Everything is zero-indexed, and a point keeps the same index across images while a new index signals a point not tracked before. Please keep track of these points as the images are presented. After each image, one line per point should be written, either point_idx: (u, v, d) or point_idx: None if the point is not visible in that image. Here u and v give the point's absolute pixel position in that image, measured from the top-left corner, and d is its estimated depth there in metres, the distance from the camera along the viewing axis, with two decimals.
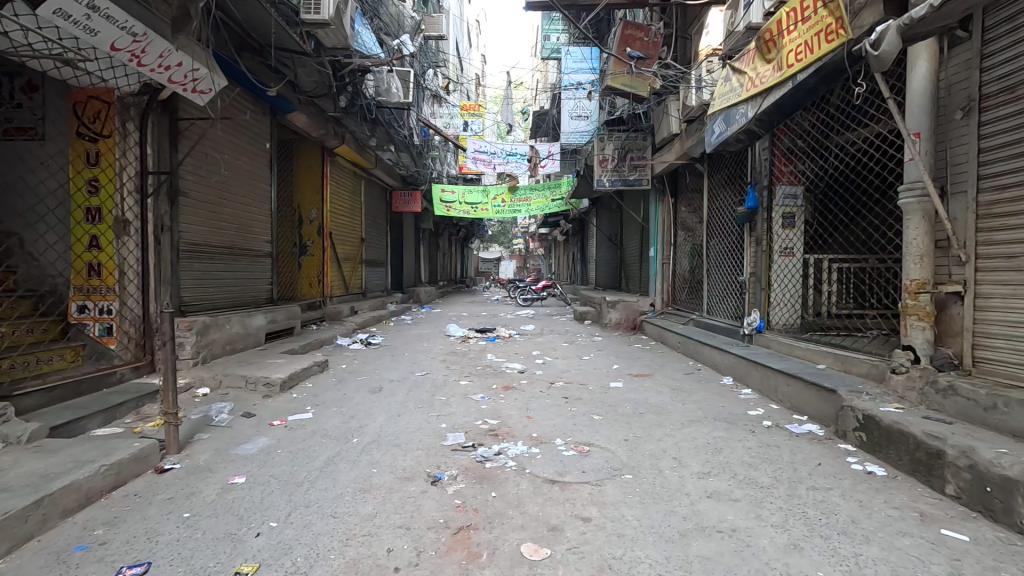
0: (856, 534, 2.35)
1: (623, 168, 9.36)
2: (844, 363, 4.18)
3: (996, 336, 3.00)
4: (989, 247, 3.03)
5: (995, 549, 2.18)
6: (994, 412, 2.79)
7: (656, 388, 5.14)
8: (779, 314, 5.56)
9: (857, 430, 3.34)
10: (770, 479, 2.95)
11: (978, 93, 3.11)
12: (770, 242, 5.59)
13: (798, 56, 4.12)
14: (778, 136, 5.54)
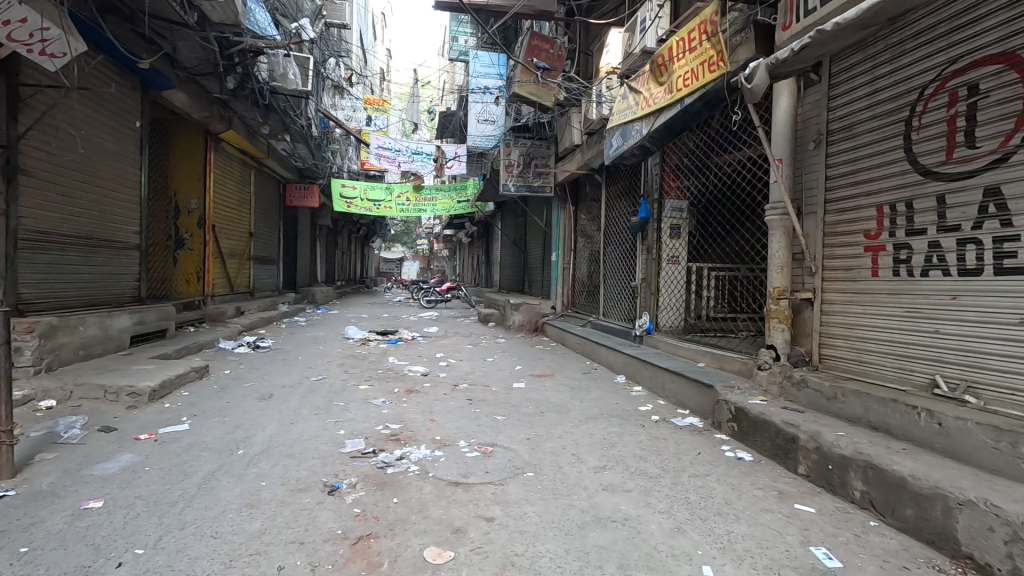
0: (729, 514, 2.62)
1: (528, 175, 9.61)
2: (719, 360, 4.66)
3: (836, 336, 3.52)
4: (832, 260, 3.56)
5: (835, 517, 2.56)
6: (835, 401, 3.27)
7: (556, 388, 5.34)
8: (667, 316, 6.09)
9: (730, 421, 3.74)
10: (658, 469, 3.20)
11: (826, 127, 3.64)
12: (659, 252, 6.04)
13: (686, 82, 4.52)
14: (667, 153, 6.01)
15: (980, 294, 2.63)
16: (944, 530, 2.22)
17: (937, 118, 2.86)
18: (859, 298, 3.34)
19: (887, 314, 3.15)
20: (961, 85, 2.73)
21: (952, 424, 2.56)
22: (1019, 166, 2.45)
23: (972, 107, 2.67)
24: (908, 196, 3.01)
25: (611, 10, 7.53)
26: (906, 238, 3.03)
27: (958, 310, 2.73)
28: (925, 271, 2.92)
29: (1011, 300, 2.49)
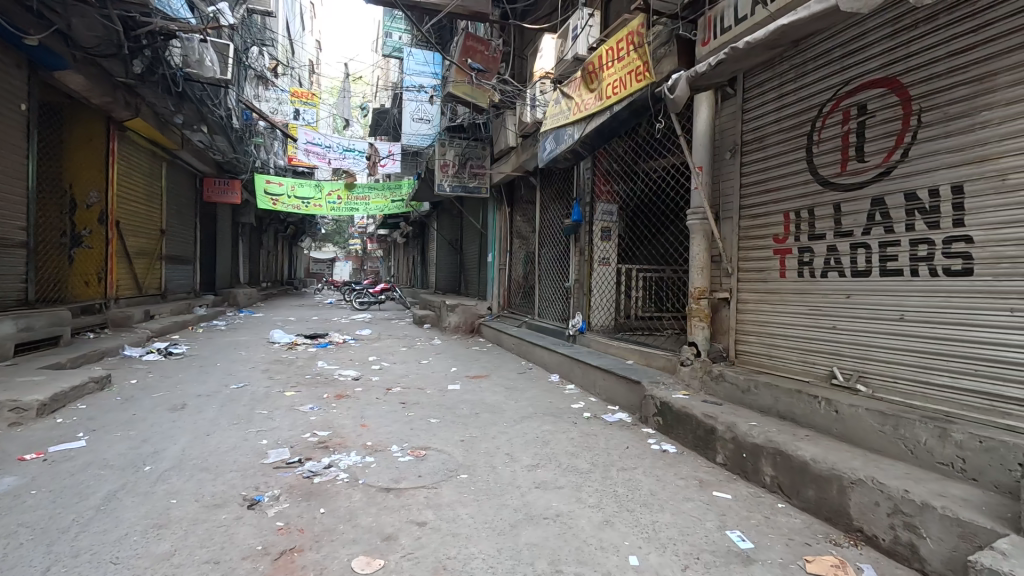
0: (654, 504, 2.75)
1: (463, 175, 9.56)
2: (646, 357, 4.87)
3: (750, 332, 3.79)
4: (746, 262, 3.82)
5: (748, 502, 2.76)
6: (748, 393, 3.51)
7: (491, 388, 5.36)
8: (599, 316, 6.22)
9: (656, 415, 3.92)
10: (588, 465, 3.29)
11: (740, 138, 3.90)
12: (591, 253, 6.16)
13: (615, 89, 4.68)
14: (598, 158, 6.18)
15: (870, 293, 2.92)
16: (840, 507, 2.45)
17: (834, 133, 3.14)
18: (770, 298, 3.61)
19: (793, 312, 3.42)
20: (853, 104, 3.02)
21: (846, 411, 2.82)
22: (900, 178, 2.74)
23: (862, 124, 2.96)
24: (811, 204, 3.29)
25: (546, 15, 7.66)
26: (808, 242, 3.31)
27: (851, 307, 3.02)
28: (824, 272, 3.21)
29: (894, 298, 2.78)
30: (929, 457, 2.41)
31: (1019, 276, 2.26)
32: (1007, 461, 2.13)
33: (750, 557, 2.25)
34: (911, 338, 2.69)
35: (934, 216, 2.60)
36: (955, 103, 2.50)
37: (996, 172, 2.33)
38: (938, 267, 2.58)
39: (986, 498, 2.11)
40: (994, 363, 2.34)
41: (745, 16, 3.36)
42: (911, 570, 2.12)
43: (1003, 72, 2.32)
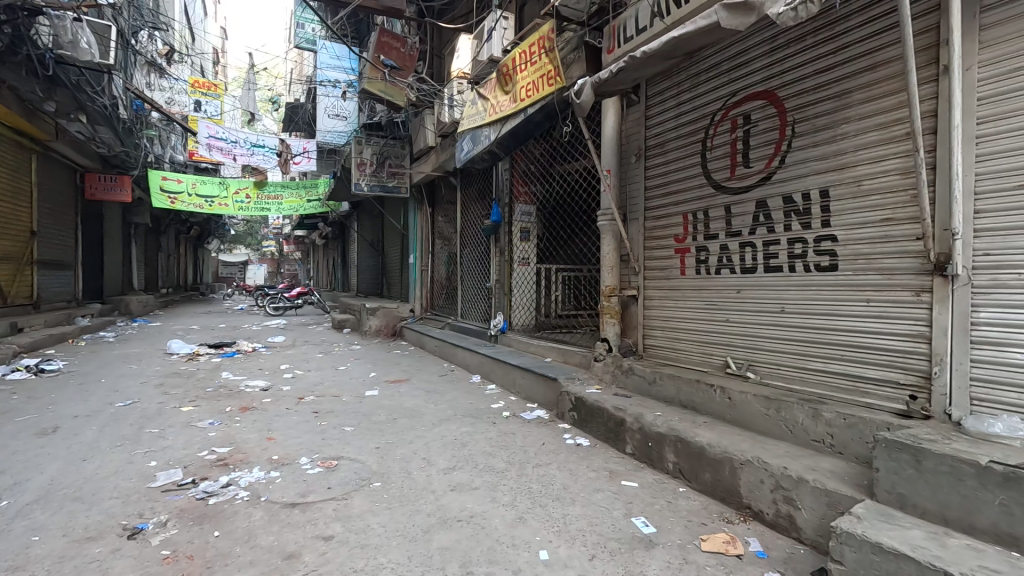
0: (566, 497, 2.82)
1: (381, 175, 9.28)
2: (563, 355, 5.00)
3: (655, 327, 4.01)
4: (652, 261, 4.04)
5: (652, 488, 2.91)
6: (654, 384, 3.71)
7: (410, 392, 5.25)
8: (519, 316, 6.32)
9: (571, 411, 4.03)
10: (504, 464, 3.31)
11: (644, 143, 4.11)
12: (510, 253, 6.27)
13: (528, 92, 4.74)
14: (515, 159, 6.30)
15: (755, 288, 3.18)
16: (732, 487, 2.64)
17: (724, 140, 3.39)
18: (673, 294, 3.83)
19: (692, 308, 3.65)
20: (739, 114, 3.28)
21: (738, 398, 3.05)
22: (778, 183, 3.01)
23: (747, 133, 3.22)
24: (705, 206, 3.52)
25: (462, 15, 7.64)
26: (704, 242, 3.55)
27: (740, 301, 3.28)
28: (718, 269, 3.45)
29: (775, 292, 3.06)
30: (805, 435, 2.66)
31: (873, 271, 2.55)
32: (865, 435, 2.41)
33: (652, 541, 2.36)
34: (790, 328, 2.96)
35: (806, 217, 2.88)
36: (820, 116, 2.78)
37: (852, 178, 2.63)
38: (810, 264, 2.86)
39: (849, 469, 2.37)
40: (855, 349, 2.63)
41: (644, 27, 3.54)
42: (790, 539, 2.34)
43: (856, 89, 2.62)
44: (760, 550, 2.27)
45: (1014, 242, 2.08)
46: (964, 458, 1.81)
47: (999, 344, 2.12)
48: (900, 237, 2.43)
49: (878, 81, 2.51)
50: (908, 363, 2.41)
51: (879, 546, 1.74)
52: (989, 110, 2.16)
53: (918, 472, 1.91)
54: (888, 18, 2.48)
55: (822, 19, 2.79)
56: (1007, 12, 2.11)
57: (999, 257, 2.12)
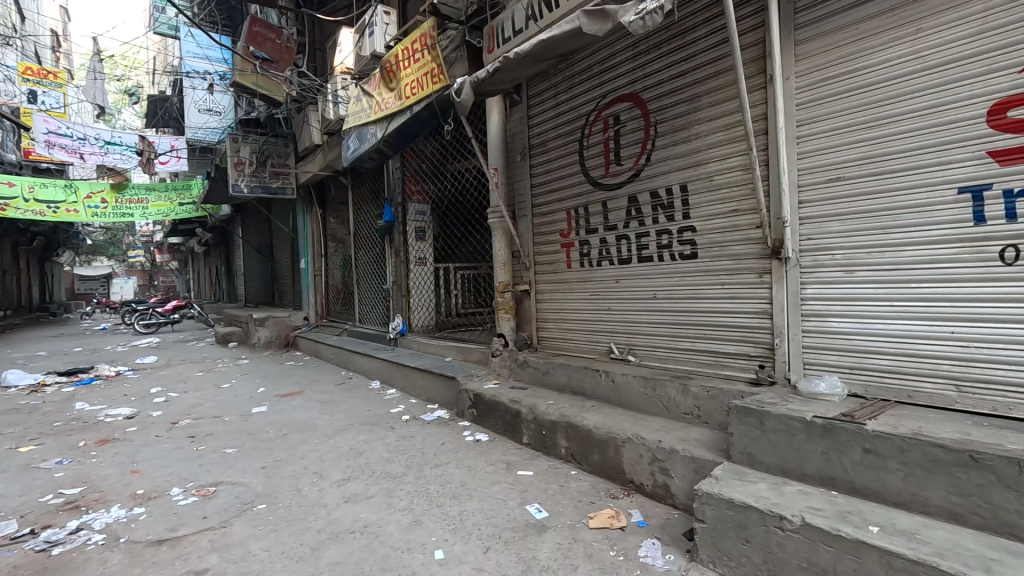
0: (463, 494, 2.84)
1: (263, 175, 8.62)
2: (462, 352, 5.02)
3: (547, 319, 4.16)
4: (541, 256, 4.18)
5: (547, 475, 3.02)
6: (546, 374, 3.85)
7: (304, 404, 4.97)
8: (418, 317, 6.22)
9: (470, 408, 4.05)
10: (402, 468, 3.25)
11: (528, 142, 4.24)
12: (406, 253, 6.13)
13: (413, 90, 4.68)
14: (407, 158, 6.20)
15: (632, 277, 3.41)
16: (616, 464, 2.82)
17: (598, 139, 3.59)
18: (561, 287, 3.99)
19: (579, 299, 3.84)
20: (609, 115, 3.49)
21: (620, 380, 3.26)
22: (645, 179, 3.26)
23: (618, 132, 3.44)
24: (585, 201, 3.70)
25: (343, 8, 7.35)
26: (585, 236, 3.73)
27: (619, 290, 3.50)
28: (599, 261, 3.65)
29: (648, 280, 3.31)
30: (677, 409, 2.92)
31: (725, 257, 2.86)
32: (724, 404, 2.69)
33: (544, 525, 2.46)
34: (662, 312, 3.22)
35: (670, 210, 3.14)
36: (676, 117, 3.05)
37: (705, 174, 2.92)
38: (675, 253, 3.13)
39: (713, 436, 2.64)
40: (715, 328, 2.93)
41: (520, 29, 3.64)
42: (666, 506, 2.56)
43: (703, 95, 2.90)
44: (640, 519, 2.46)
45: (828, 228, 2.43)
46: (796, 415, 2.09)
47: (821, 314, 2.47)
48: (745, 225, 2.74)
49: (721, 87, 2.81)
50: (755, 337, 2.73)
51: (732, 502, 1.96)
52: (805, 115, 2.50)
53: (763, 431, 2.18)
54: (725, 30, 2.77)
55: (673, 30, 3.05)
56: (814, 30, 2.45)
57: (817, 241, 2.47)
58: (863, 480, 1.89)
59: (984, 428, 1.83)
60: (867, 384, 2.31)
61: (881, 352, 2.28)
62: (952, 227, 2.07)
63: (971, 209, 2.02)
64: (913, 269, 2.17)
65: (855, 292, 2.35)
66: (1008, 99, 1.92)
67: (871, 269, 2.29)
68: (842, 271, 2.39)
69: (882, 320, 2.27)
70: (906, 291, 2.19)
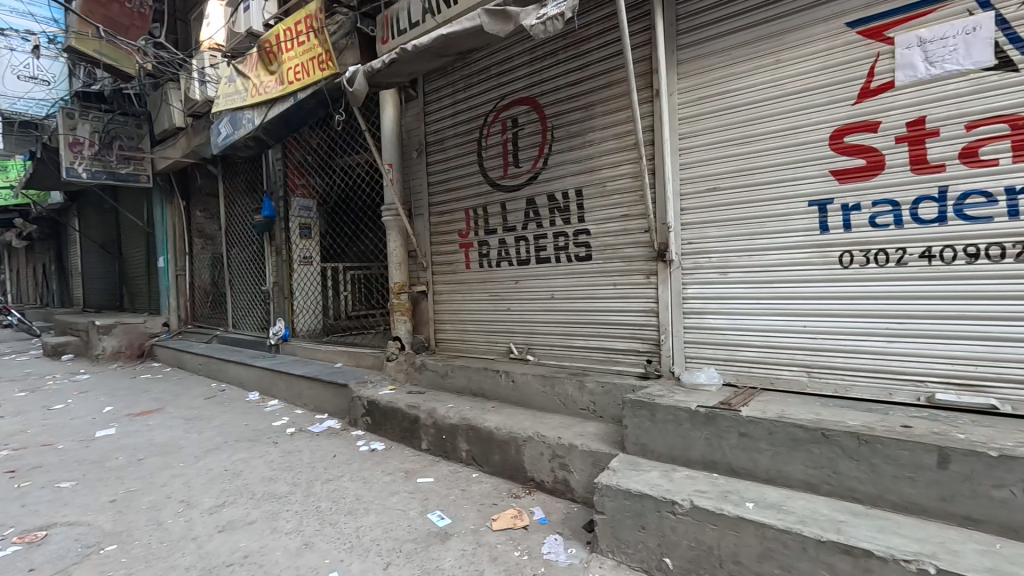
0: (359, 509, 2.66)
1: (108, 158, 7.39)
2: (354, 357, 4.75)
3: (446, 322, 4.08)
4: (438, 256, 4.09)
5: (448, 480, 2.96)
6: (446, 377, 3.76)
7: (165, 423, 4.34)
8: (303, 321, 5.84)
9: (364, 415, 3.83)
10: (288, 486, 2.97)
11: (424, 139, 4.12)
12: (289, 252, 5.76)
13: (297, 75, 4.32)
14: (289, 148, 5.81)
15: (530, 278, 3.46)
16: (517, 464, 2.85)
17: (496, 140, 3.59)
18: (460, 288, 3.94)
19: (478, 300, 3.82)
20: (508, 116, 3.52)
21: (519, 379, 3.30)
22: (542, 182, 3.33)
23: (515, 135, 3.48)
24: (484, 202, 3.69)
25: None
26: (484, 236, 3.72)
27: (518, 291, 3.54)
28: (498, 261, 3.66)
29: (546, 281, 3.38)
30: (574, 405, 3.02)
31: (617, 258, 3.02)
32: (617, 398, 2.84)
33: (447, 533, 2.39)
34: (558, 311, 3.32)
35: (566, 212, 3.24)
36: (572, 123, 3.17)
37: (599, 180, 3.06)
38: (572, 254, 3.23)
39: (608, 429, 2.77)
40: (608, 326, 3.08)
41: (417, 22, 3.54)
42: (566, 500, 2.63)
43: (597, 104, 3.04)
44: (542, 516, 2.50)
45: (706, 233, 2.68)
46: (682, 406, 2.26)
47: (700, 312, 2.71)
48: (635, 229, 2.92)
49: (613, 97, 2.96)
50: (644, 333, 2.92)
51: (629, 492, 2.06)
52: (687, 128, 2.72)
53: (653, 422, 2.33)
54: (617, 43, 2.93)
55: (569, 38, 3.16)
56: (695, 52, 2.68)
57: (697, 244, 2.71)
58: (738, 461, 2.10)
59: (830, 408, 2.13)
60: (739, 374, 2.59)
61: (749, 345, 2.56)
62: (803, 235, 2.38)
63: (818, 219, 2.34)
64: (774, 271, 2.47)
65: (727, 291, 2.62)
66: (845, 126, 2.26)
67: (741, 271, 2.57)
68: (717, 272, 2.65)
69: (749, 315, 2.55)
70: (769, 291, 2.49)
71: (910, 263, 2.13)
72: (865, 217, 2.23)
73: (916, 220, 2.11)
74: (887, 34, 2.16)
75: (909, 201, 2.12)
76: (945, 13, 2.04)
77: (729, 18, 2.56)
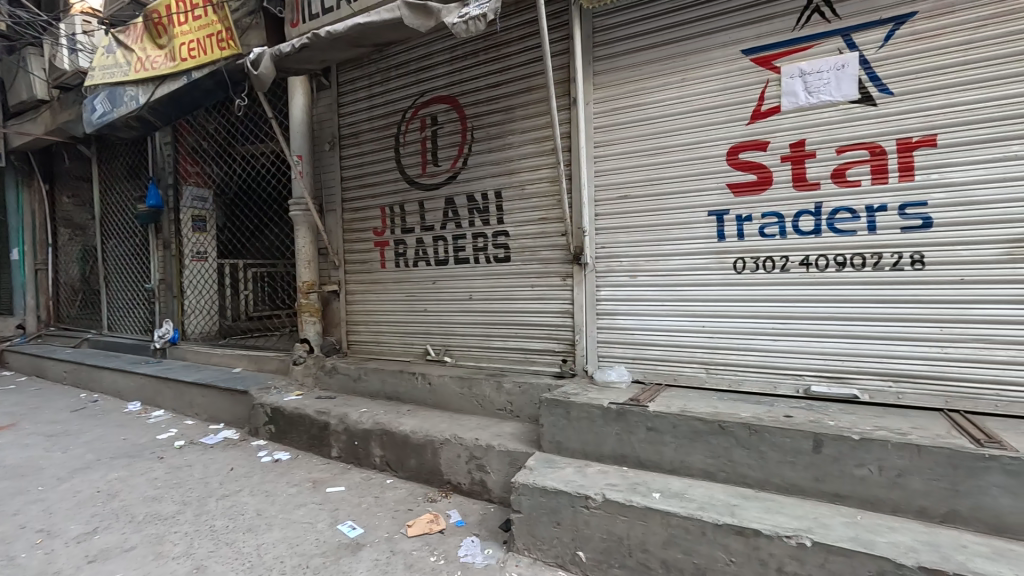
0: (260, 525, 2.46)
1: None
2: (256, 362, 4.41)
3: (359, 323, 3.91)
4: (352, 255, 3.92)
5: (359, 488, 2.84)
6: (358, 381, 3.61)
7: (17, 441, 3.73)
8: (195, 323, 5.32)
9: (266, 424, 3.56)
10: (176, 506, 2.68)
11: (337, 132, 3.93)
12: (179, 246, 5.22)
13: (192, 52, 3.92)
14: (181, 133, 5.27)
15: (448, 278, 3.42)
16: (433, 467, 2.80)
17: (415, 137, 3.51)
18: (374, 288, 3.80)
19: (393, 301, 3.70)
20: (427, 114, 3.45)
21: (436, 382, 3.24)
22: (462, 182, 3.31)
23: (435, 133, 3.42)
24: (401, 200, 3.59)
25: None
26: (401, 235, 3.62)
27: (436, 292, 3.48)
28: (415, 261, 3.58)
29: (464, 282, 3.36)
30: (492, 406, 3.03)
31: (534, 261, 3.07)
32: (534, 397, 2.89)
33: (358, 543, 2.28)
34: (476, 313, 3.31)
35: (486, 214, 3.24)
36: (492, 125, 3.18)
37: (518, 182, 3.09)
38: (491, 255, 3.24)
39: (524, 429, 2.81)
40: (525, 326, 3.13)
41: (332, 8, 3.36)
42: (483, 501, 2.63)
43: (517, 108, 3.08)
44: (458, 519, 2.48)
45: (619, 238, 2.81)
46: (595, 403, 2.35)
47: (612, 313, 2.84)
48: (552, 232, 3.00)
49: (532, 102, 3.02)
50: (560, 334, 3.00)
51: (546, 489, 2.10)
52: (602, 137, 2.84)
53: (569, 420, 2.40)
54: (537, 50, 2.98)
55: (490, 40, 3.16)
56: (609, 65, 2.81)
57: (610, 248, 2.84)
58: (646, 454, 2.22)
59: (725, 401, 2.33)
60: (646, 371, 2.74)
61: (655, 344, 2.73)
62: (704, 242, 2.58)
63: (716, 228, 2.55)
64: (678, 276, 2.65)
65: (637, 293, 2.77)
66: (740, 144, 2.48)
67: (649, 275, 2.72)
68: (628, 275, 2.79)
69: (656, 317, 2.72)
70: (674, 293, 2.66)
71: (792, 269, 2.38)
72: (755, 227, 2.46)
73: (796, 231, 2.37)
74: (775, 64, 2.40)
75: (791, 214, 2.38)
76: (821, 49, 2.31)
77: (641, 36, 2.71)
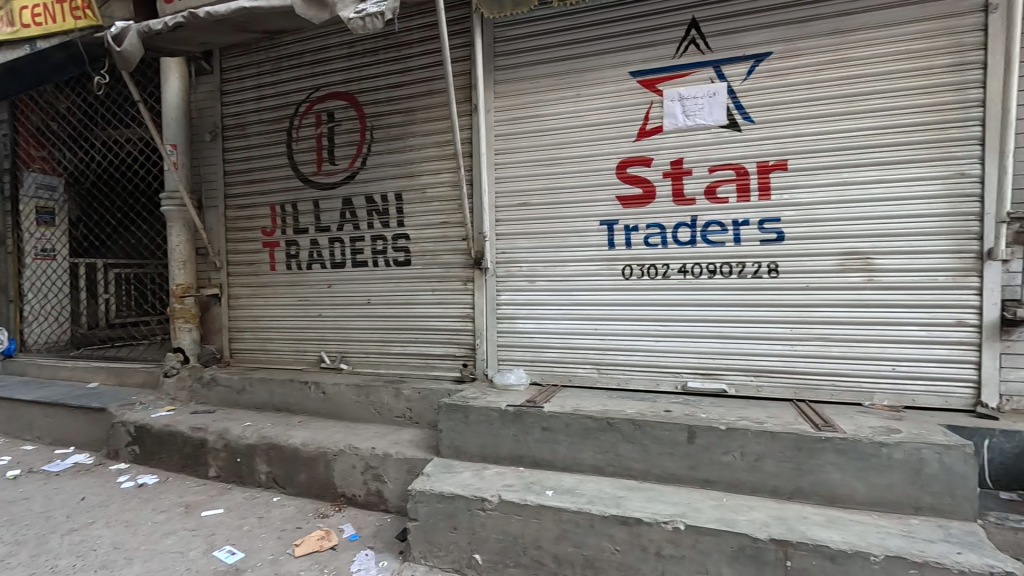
0: (117, 560, 2.17)
1: None
2: (117, 376, 3.89)
3: (243, 330, 3.61)
4: (236, 255, 3.61)
5: (240, 509, 2.61)
6: (243, 393, 3.32)
7: None
8: (37, 331, 4.56)
9: (130, 445, 3.15)
10: (7, 547, 2.28)
11: (220, 122, 3.61)
12: (17, 242, 4.44)
13: (36, 17, 3.38)
14: (22, 109, 4.51)
15: (345, 282, 3.28)
16: (326, 481, 2.66)
17: (309, 133, 3.33)
18: (262, 292, 3.53)
19: (283, 305, 3.47)
20: (323, 109, 3.29)
21: (331, 391, 3.08)
22: (360, 183, 3.20)
23: (331, 130, 3.27)
24: (294, 198, 3.39)
25: None
26: (293, 236, 3.41)
27: (331, 296, 3.32)
28: (309, 263, 3.38)
29: (361, 286, 3.24)
30: (390, 413, 2.95)
31: (436, 264, 3.05)
32: (433, 403, 2.86)
33: (237, 569, 2.10)
34: (375, 318, 3.21)
35: (385, 216, 3.16)
36: (392, 126, 3.11)
37: (419, 185, 3.06)
38: (390, 259, 3.16)
39: (423, 435, 2.77)
40: (425, 331, 3.09)
41: None
42: (379, 512, 2.55)
43: (418, 110, 3.04)
44: (352, 533, 2.37)
45: (518, 244, 2.88)
46: (493, 406, 2.38)
47: (512, 317, 2.90)
48: (454, 237, 2.99)
49: (434, 106, 3.00)
50: (460, 338, 3.01)
51: (443, 494, 2.09)
52: (502, 145, 2.90)
53: (466, 424, 2.40)
54: (438, 54, 2.97)
55: (391, 39, 3.10)
56: (509, 75, 2.87)
57: (510, 254, 2.90)
58: (540, 453, 2.29)
59: (613, 399, 2.48)
60: (544, 373, 2.84)
61: (552, 347, 2.83)
62: (596, 250, 2.73)
63: (607, 237, 2.71)
64: (573, 281, 2.77)
65: (535, 298, 2.85)
66: (628, 159, 2.67)
67: (546, 281, 2.82)
68: (527, 281, 2.87)
69: (553, 321, 2.82)
70: (569, 298, 2.79)
71: (672, 276, 2.60)
72: (641, 237, 2.65)
73: (676, 241, 2.59)
74: (658, 87, 2.61)
75: (671, 225, 2.59)
76: (696, 77, 2.56)
77: (540, 50, 2.81)
